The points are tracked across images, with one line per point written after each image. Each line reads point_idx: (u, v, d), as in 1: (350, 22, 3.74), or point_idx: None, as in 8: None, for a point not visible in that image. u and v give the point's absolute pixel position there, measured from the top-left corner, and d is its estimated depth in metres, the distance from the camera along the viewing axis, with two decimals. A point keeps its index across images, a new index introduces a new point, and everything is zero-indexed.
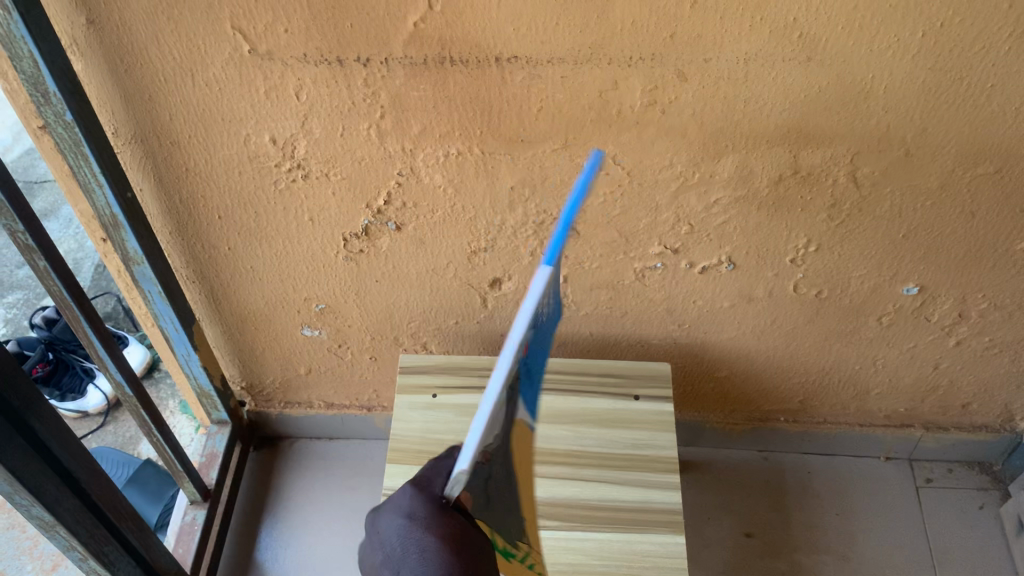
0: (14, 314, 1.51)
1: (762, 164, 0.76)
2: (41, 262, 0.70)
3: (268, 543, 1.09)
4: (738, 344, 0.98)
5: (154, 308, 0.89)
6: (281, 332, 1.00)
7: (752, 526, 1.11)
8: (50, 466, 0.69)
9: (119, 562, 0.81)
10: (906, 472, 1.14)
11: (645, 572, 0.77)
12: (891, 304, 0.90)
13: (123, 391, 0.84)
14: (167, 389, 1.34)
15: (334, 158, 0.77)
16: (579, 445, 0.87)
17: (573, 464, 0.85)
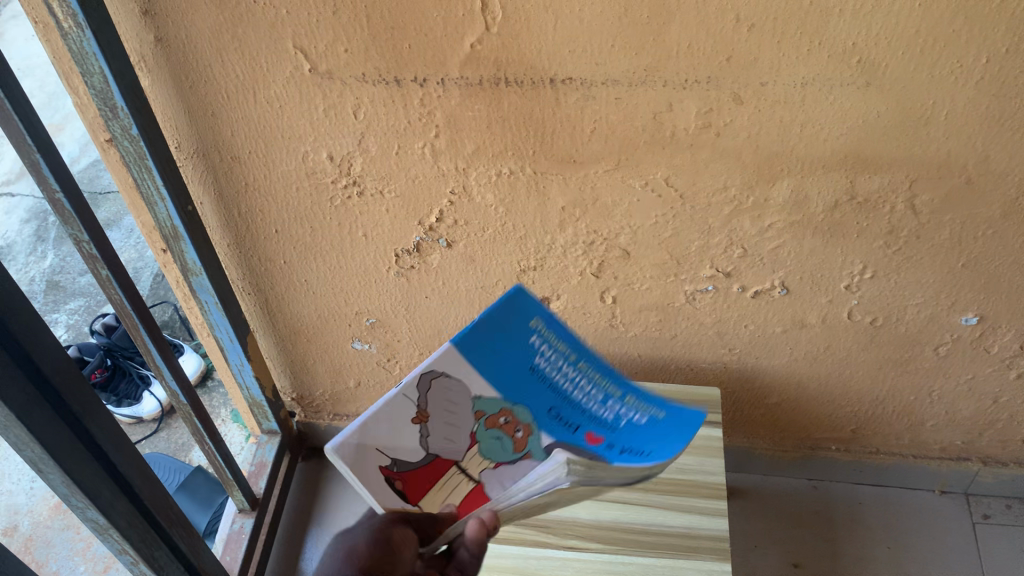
0: (75, 320, 1.55)
1: (818, 188, 0.75)
2: (104, 271, 0.72)
3: (313, 553, 1.10)
4: (789, 370, 0.97)
5: (210, 318, 0.91)
6: (331, 345, 1.01)
7: (800, 556, 1.08)
8: (105, 469, 0.70)
9: (168, 567, 0.82)
10: (962, 506, 1.11)
11: None
12: (949, 334, 0.88)
13: (177, 398, 0.86)
14: (220, 398, 1.37)
15: (389, 176, 0.79)
16: None
17: (619, 487, 0.85)
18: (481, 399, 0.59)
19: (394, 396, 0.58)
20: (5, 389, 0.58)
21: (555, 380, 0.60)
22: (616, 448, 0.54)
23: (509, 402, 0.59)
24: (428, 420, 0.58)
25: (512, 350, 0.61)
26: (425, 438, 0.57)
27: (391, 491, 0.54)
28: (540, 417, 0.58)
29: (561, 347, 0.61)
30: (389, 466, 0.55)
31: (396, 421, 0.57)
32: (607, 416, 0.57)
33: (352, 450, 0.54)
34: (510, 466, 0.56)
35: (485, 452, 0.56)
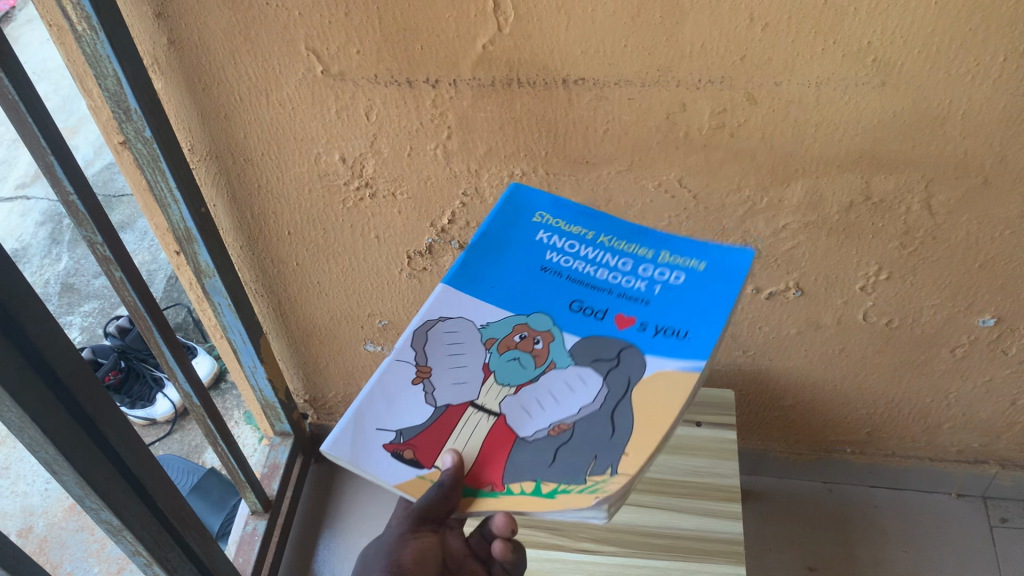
0: (89, 322, 1.56)
1: (832, 189, 0.74)
2: (117, 273, 0.72)
3: (326, 556, 1.10)
4: (804, 372, 0.96)
5: (223, 320, 0.91)
6: (344, 347, 1.01)
7: (815, 560, 1.07)
8: (119, 471, 0.70)
9: (181, 568, 0.82)
10: (979, 510, 1.10)
11: None
12: (966, 336, 0.87)
13: (190, 400, 0.86)
14: (233, 400, 1.37)
15: (401, 178, 0.79)
16: None
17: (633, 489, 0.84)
18: (488, 328, 0.50)
19: (388, 366, 0.49)
20: (20, 390, 0.58)
21: (575, 273, 0.52)
22: (650, 328, 0.48)
23: (522, 316, 0.50)
24: (431, 374, 0.48)
25: (514, 255, 0.53)
26: (430, 393, 0.47)
27: (403, 463, 0.45)
28: (562, 318, 0.50)
29: (576, 232, 0.54)
30: (395, 439, 0.45)
31: (393, 393, 0.47)
32: (640, 286, 0.51)
33: (351, 445, 0.45)
34: (532, 386, 0.47)
35: (501, 375, 0.47)
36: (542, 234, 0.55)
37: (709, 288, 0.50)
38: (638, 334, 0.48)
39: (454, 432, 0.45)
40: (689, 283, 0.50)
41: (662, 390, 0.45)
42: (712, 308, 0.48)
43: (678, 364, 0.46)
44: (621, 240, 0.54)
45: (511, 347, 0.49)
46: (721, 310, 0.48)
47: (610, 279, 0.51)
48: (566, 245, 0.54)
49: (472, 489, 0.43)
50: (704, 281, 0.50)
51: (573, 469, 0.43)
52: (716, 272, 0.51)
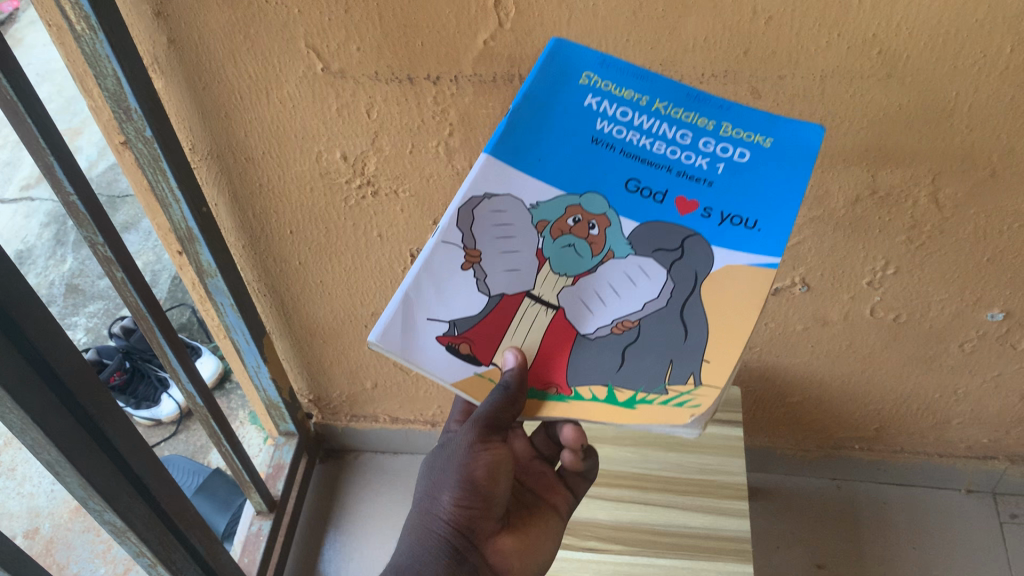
0: (94, 323, 1.56)
1: (838, 183, 0.73)
2: (119, 274, 0.72)
3: (332, 556, 1.10)
4: (811, 369, 0.95)
5: (226, 320, 0.91)
6: (348, 346, 1.01)
7: (823, 557, 1.07)
8: (122, 472, 0.70)
9: (187, 569, 0.82)
10: (989, 506, 1.09)
11: None
12: (974, 330, 0.86)
13: (194, 401, 0.86)
14: (238, 400, 1.37)
15: (403, 175, 0.78)
16: (646, 467, 0.86)
17: (638, 488, 0.84)
18: (539, 208, 0.48)
19: (433, 248, 0.47)
20: (23, 392, 0.58)
21: (629, 145, 0.48)
22: (715, 214, 0.47)
23: (575, 195, 0.48)
24: (481, 259, 0.47)
25: (560, 122, 0.48)
26: (482, 281, 0.47)
27: (459, 358, 0.47)
28: (617, 198, 0.48)
29: (628, 94, 0.49)
30: (449, 331, 0.46)
31: (441, 278, 0.47)
32: (702, 163, 0.48)
33: (402, 337, 0.46)
34: (589, 276, 0.47)
35: (557, 265, 0.48)
36: (590, 99, 0.49)
37: (780, 168, 0.48)
38: (704, 222, 0.47)
39: (512, 324, 0.47)
40: (752, 166, 0.48)
41: (727, 290, 0.47)
42: (780, 198, 0.48)
43: (750, 258, 0.47)
44: (678, 108, 0.49)
45: (563, 232, 0.47)
46: (789, 202, 0.47)
47: (668, 154, 0.48)
48: (618, 112, 0.49)
49: (539, 391, 0.47)
50: (775, 164, 0.48)
51: (651, 374, 0.47)
52: (784, 149, 0.48)
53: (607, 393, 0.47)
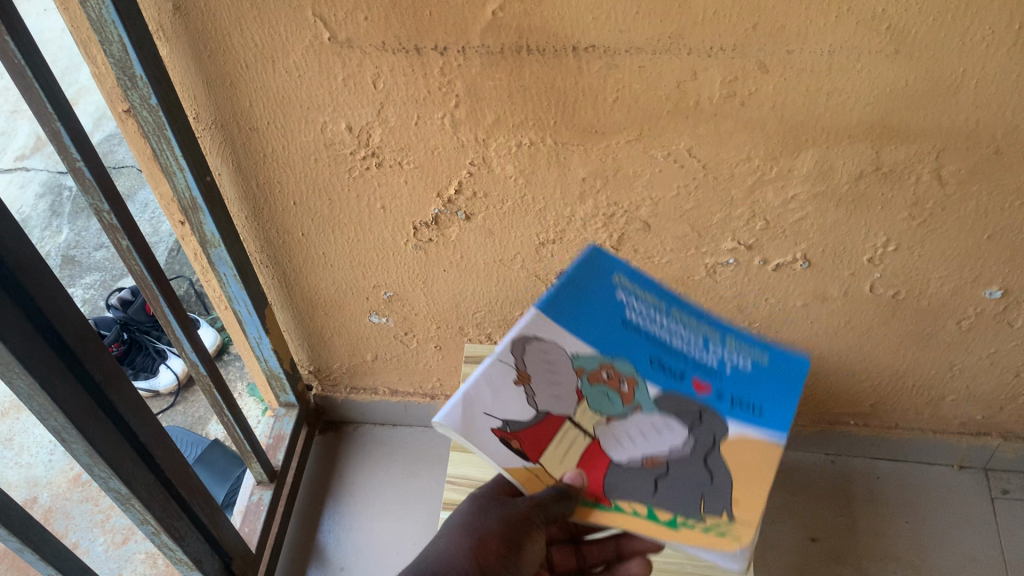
0: (91, 295, 1.56)
1: (842, 159, 0.74)
2: (124, 241, 0.72)
3: (331, 525, 1.11)
4: (808, 345, 0.96)
5: (228, 290, 0.91)
6: (349, 318, 1.01)
7: (817, 531, 1.08)
8: (126, 438, 0.71)
9: (189, 537, 0.83)
10: (980, 481, 1.11)
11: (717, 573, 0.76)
12: (972, 308, 0.87)
13: (197, 369, 0.86)
14: (236, 371, 1.37)
15: (408, 147, 0.78)
16: None
17: None
18: (579, 357, 0.63)
19: (492, 366, 0.62)
20: (30, 356, 0.58)
21: (654, 334, 0.65)
22: (725, 398, 0.61)
23: (609, 357, 0.63)
24: (530, 381, 0.61)
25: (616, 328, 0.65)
26: (532, 397, 0.60)
27: (510, 451, 0.57)
28: (642, 367, 0.63)
29: (649, 297, 0.66)
30: (502, 428, 0.58)
31: (498, 386, 0.60)
32: (711, 361, 0.63)
33: (463, 422, 0.57)
34: (620, 421, 0.61)
35: (593, 404, 0.61)
36: (621, 294, 0.66)
37: (776, 391, 0.61)
38: (716, 403, 0.61)
39: (555, 439, 0.59)
40: (752, 375, 0.62)
41: (745, 452, 0.59)
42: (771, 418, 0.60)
43: (759, 434, 0.60)
44: (698, 321, 0.64)
45: (591, 374, 0.62)
46: (788, 405, 0.61)
47: (684, 355, 0.64)
48: (648, 315, 0.65)
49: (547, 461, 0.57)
50: (777, 376, 0.62)
51: (559, 403, 0.61)
52: (773, 371, 0.62)
53: (648, 511, 0.56)
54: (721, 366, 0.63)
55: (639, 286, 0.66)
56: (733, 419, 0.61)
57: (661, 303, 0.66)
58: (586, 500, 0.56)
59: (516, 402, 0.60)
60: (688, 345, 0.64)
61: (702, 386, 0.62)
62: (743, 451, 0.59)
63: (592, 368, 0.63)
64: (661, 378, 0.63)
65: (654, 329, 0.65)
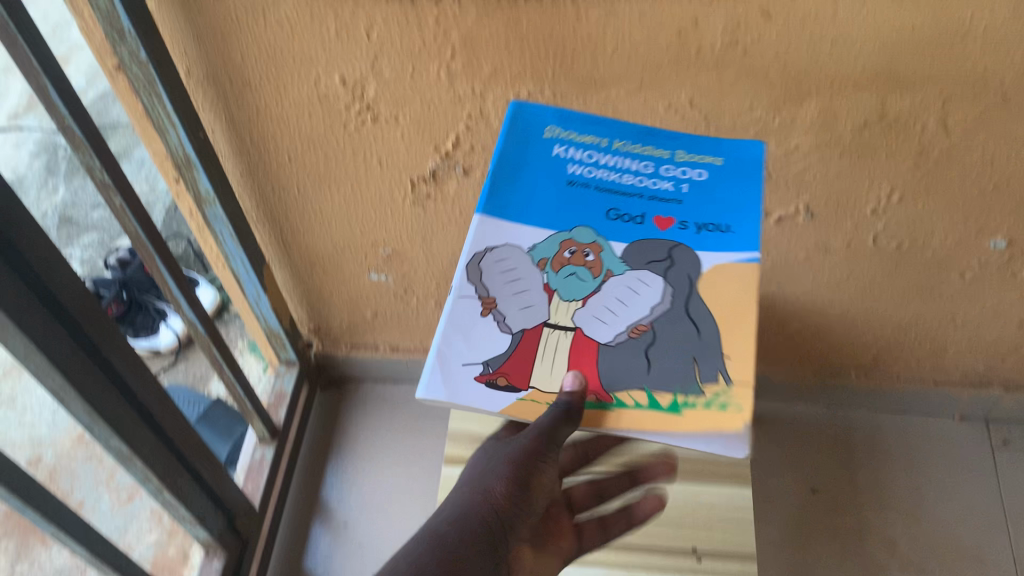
0: (90, 254, 1.55)
1: (846, 108, 0.72)
2: (117, 200, 0.71)
3: (334, 482, 1.11)
4: (811, 298, 0.96)
5: (225, 249, 0.90)
6: (347, 276, 1.01)
7: (818, 482, 1.09)
8: (125, 397, 0.70)
9: (192, 494, 0.83)
10: (982, 432, 1.11)
11: None
12: (977, 259, 0.86)
13: (195, 329, 0.85)
14: (237, 330, 1.35)
15: (404, 100, 0.76)
16: None
17: None
18: (538, 249, 0.58)
19: (454, 306, 0.56)
20: (25, 317, 0.58)
21: (600, 182, 0.61)
22: (690, 226, 0.59)
23: (566, 231, 0.59)
24: (497, 303, 0.56)
25: (557, 180, 0.61)
26: (503, 321, 0.56)
27: (499, 389, 0.53)
28: (602, 227, 0.59)
29: (589, 138, 0.63)
30: (483, 370, 0.54)
31: (466, 328, 0.55)
32: (665, 188, 0.60)
33: (445, 384, 0.53)
34: (597, 295, 0.56)
35: (566, 291, 0.57)
36: (559, 149, 0.63)
37: (738, 190, 0.60)
38: (682, 232, 0.58)
39: (540, 354, 0.54)
40: (710, 182, 0.61)
41: (727, 283, 0.56)
42: (741, 209, 0.59)
43: (735, 257, 0.57)
44: (637, 146, 0.62)
45: (558, 253, 0.58)
46: (751, 210, 0.59)
47: (636, 184, 0.61)
48: (586, 155, 0.63)
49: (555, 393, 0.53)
50: (731, 185, 0.60)
51: (528, 314, 0.56)
52: (734, 167, 0.61)
53: (649, 399, 0.52)
54: (677, 179, 0.61)
55: (573, 131, 0.64)
56: (704, 246, 0.57)
57: (597, 141, 0.63)
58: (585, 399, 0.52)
59: (488, 333, 0.55)
60: (637, 175, 0.61)
61: (665, 222, 0.59)
62: (725, 283, 0.56)
63: (550, 257, 0.58)
64: (621, 224, 0.59)
65: (598, 170, 0.62)
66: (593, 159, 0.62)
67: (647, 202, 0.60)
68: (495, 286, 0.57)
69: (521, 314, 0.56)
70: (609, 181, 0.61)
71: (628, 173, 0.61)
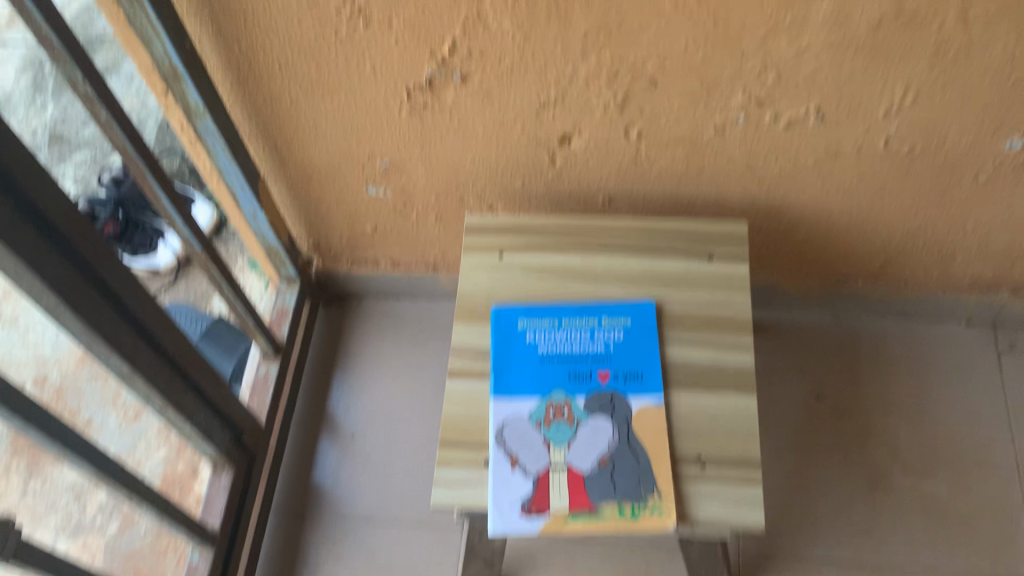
0: (84, 174, 1.53)
1: (862, 4, 0.69)
2: (103, 113, 0.68)
3: (339, 397, 1.12)
4: (819, 204, 0.93)
5: (219, 163, 0.88)
6: (345, 190, 0.98)
7: (822, 389, 1.09)
8: (122, 316, 0.69)
9: (198, 412, 0.83)
10: (987, 337, 1.10)
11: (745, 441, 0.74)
12: (991, 161, 0.84)
13: (192, 246, 0.84)
14: (236, 247, 1.33)
15: (396, 4, 0.73)
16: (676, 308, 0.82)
17: (669, 327, 0.80)
18: (533, 412, 0.75)
19: (492, 472, 0.72)
20: (12, 236, 0.56)
21: (561, 355, 0.78)
22: (620, 375, 0.77)
23: (545, 397, 0.76)
24: (520, 459, 0.72)
25: (524, 366, 0.78)
26: (524, 468, 0.72)
27: (535, 517, 0.69)
28: (568, 387, 0.76)
29: (545, 321, 0.81)
30: (523, 506, 0.70)
31: (505, 479, 0.71)
32: (601, 346, 0.79)
33: (502, 523, 0.69)
34: (575, 440, 0.73)
35: (556, 441, 0.73)
36: (529, 335, 0.80)
37: (647, 330, 0.79)
38: (617, 383, 0.76)
39: (554, 489, 0.71)
40: (630, 339, 0.79)
41: (653, 419, 0.74)
42: (651, 357, 0.78)
43: (651, 400, 0.75)
44: (578, 318, 0.81)
45: (548, 421, 0.74)
46: (655, 361, 0.78)
47: (583, 352, 0.79)
48: (546, 335, 0.80)
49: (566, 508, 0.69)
50: (644, 329, 0.80)
51: (539, 454, 0.72)
52: (639, 325, 0.80)
53: (617, 508, 0.70)
54: (611, 334, 0.80)
55: (536, 318, 0.81)
56: (630, 391, 0.76)
57: (551, 321, 0.81)
58: (582, 512, 0.69)
59: (520, 482, 0.71)
60: (580, 345, 0.79)
61: (605, 375, 0.77)
62: (649, 425, 0.74)
63: (540, 417, 0.75)
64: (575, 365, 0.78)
65: (557, 347, 0.79)
66: (559, 321, 0.81)
67: (591, 385, 0.76)
68: (515, 447, 0.73)
69: (532, 457, 0.72)
70: (559, 347, 0.79)
71: (573, 341, 0.79)
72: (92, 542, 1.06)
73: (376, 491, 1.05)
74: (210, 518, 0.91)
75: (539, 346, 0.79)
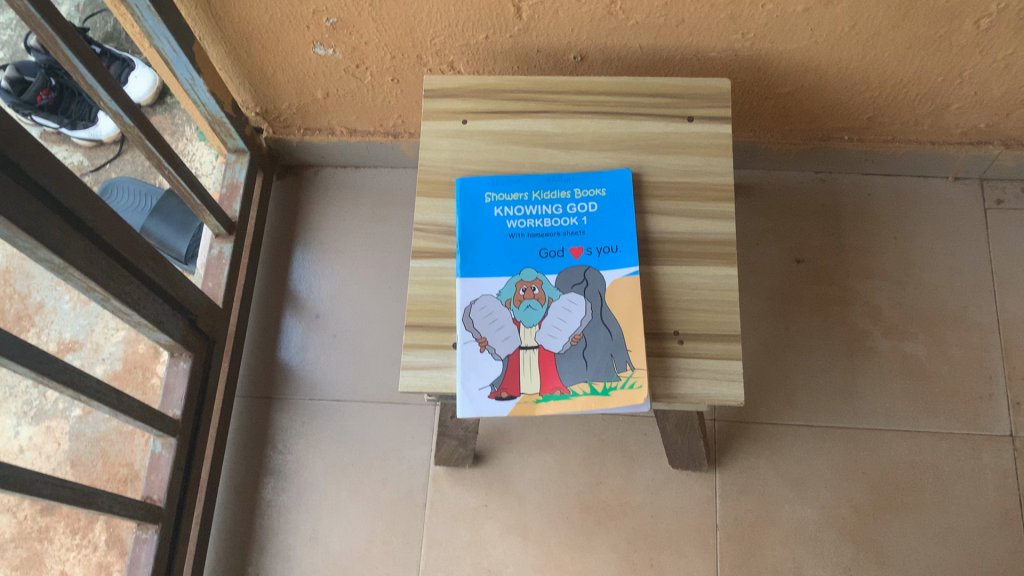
0: (9, 37, 1.35)
1: None
2: None
3: (302, 275, 1.07)
4: (807, 56, 0.86)
5: (146, 26, 0.79)
6: (291, 51, 0.90)
7: (803, 252, 1.05)
8: (45, 203, 0.63)
9: (146, 301, 0.78)
10: (976, 192, 1.06)
11: (732, 314, 0.70)
12: (995, 4, 0.77)
13: (122, 121, 0.76)
14: (182, 116, 1.22)
15: None
16: (652, 175, 0.76)
17: (647, 196, 0.75)
18: (503, 292, 0.70)
19: (460, 352, 0.68)
20: None
21: (531, 230, 0.73)
22: (594, 251, 0.72)
23: (516, 274, 0.71)
24: (489, 340, 0.68)
25: (493, 243, 0.73)
26: (494, 349, 0.68)
27: (505, 400, 0.66)
28: (539, 265, 0.72)
29: (515, 195, 0.75)
30: (492, 389, 0.66)
31: (473, 361, 0.68)
32: (573, 220, 0.74)
33: (472, 407, 0.66)
34: (546, 317, 0.69)
35: (526, 320, 0.69)
36: (498, 210, 0.74)
37: (626, 201, 0.74)
38: (590, 258, 0.72)
39: (525, 368, 0.67)
40: (603, 210, 0.74)
41: (624, 296, 0.70)
42: (626, 227, 0.73)
43: (627, 272, 0.71)
44: (548, 192, 0.75)
45: (520, 299, 0.70)
46: (630, 231, 0.73)
47: (555, 225, 0.73)
48: (516, 209, 0.74)
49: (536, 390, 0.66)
50: (620, 199, 0.74)
51: (509, 336, 0.68)
52: (614, 196, 0.74)
53: (589, 387, 0.66)
54: (584, 204, 0.74)
55: (504, 192, 0.75)
56: (604, 264, 0.71)
57: (522, 195, 0.75)
58: (553, 394, 0.66)
59: (489, 363, 0.67)
60: (552, 218, 0.74)
61: (578, 251, 0.72)
62: (621, 301, 0.70)
63: (511, 295, 0.70)
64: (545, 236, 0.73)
65: (527, 221, 0.74)
66: (528, 196, 0.75)
67: (564, 260, 0.72)
68: (483, 327, 0.69)
69: (501, 339, 0.68)
70: (530, 222, 0.74)
71: (544, 213, 0.74)
72: (56, 427, 1.02)
73: (344, 371, 1.02)
74: (170, 407, 0.87)
75: (508, 222, 0.74)
